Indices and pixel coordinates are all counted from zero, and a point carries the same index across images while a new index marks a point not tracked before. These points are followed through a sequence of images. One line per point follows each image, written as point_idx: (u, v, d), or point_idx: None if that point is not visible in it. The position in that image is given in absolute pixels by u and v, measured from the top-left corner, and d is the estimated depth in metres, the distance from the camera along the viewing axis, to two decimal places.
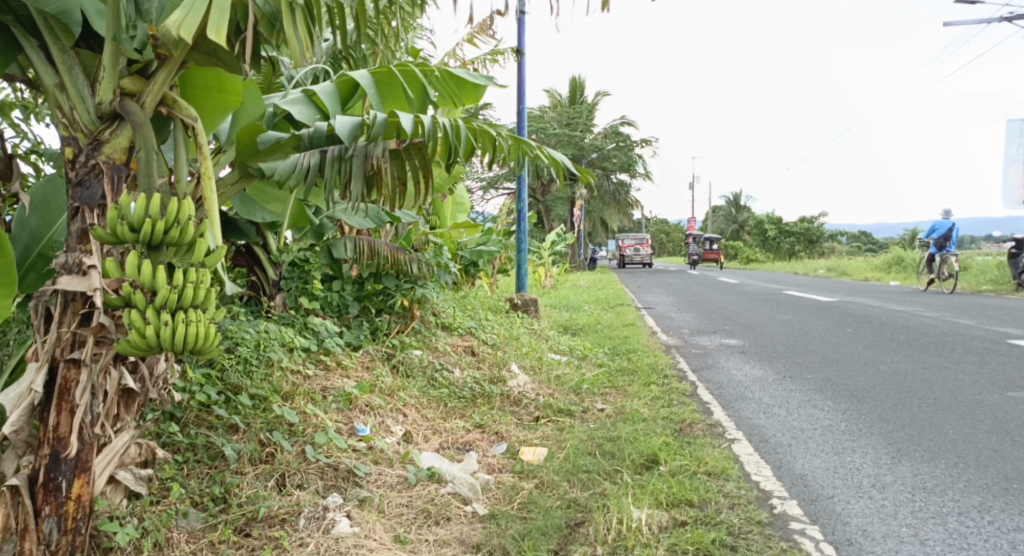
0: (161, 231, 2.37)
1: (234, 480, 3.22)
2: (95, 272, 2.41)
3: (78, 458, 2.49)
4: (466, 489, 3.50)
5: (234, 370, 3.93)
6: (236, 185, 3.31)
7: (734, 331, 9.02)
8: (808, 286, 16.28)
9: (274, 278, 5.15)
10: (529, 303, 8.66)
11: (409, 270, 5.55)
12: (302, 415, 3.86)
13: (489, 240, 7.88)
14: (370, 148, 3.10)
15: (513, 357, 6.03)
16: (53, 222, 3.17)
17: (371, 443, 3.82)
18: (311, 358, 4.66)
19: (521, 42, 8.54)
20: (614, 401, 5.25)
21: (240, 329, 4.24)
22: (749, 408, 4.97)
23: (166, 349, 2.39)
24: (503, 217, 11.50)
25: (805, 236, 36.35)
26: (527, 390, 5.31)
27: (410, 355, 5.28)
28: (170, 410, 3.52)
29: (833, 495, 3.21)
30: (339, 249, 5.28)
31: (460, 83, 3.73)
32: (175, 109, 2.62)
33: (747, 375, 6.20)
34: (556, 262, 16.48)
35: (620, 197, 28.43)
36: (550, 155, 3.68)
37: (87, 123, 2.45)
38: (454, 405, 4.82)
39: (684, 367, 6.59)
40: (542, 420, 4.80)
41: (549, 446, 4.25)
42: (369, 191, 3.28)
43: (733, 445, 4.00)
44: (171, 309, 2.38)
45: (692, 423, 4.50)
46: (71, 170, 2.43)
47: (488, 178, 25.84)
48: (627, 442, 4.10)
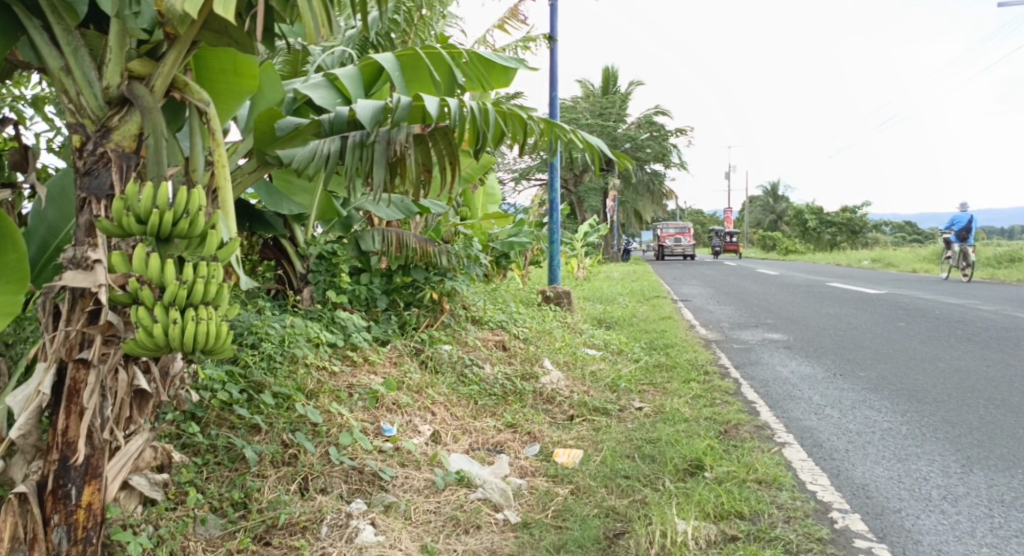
0: (169, 222, 2.21)
1: (254, 484, 3.08)
2: (101, 267, 2.25)
3: (88, 463, 2.36)
4: (497, 494, 3.32)
5: (257, 368, 3.80)
6: (254, 174, 3.22)
7: (775, 325, 8.68)
8: (851, 277, 15.75)
9: (301, 271, 5.06)
10: (562, 295, 8.46)
11: (439, 262, 5.41)
12: (326, 414, 3.71)
13: (521, 231, 7.64)
14: (393, 133, 2.89)
15: (546, 352, 5.83)
16: (71, 215, 3.02)
17: (398, 444, 3.67)
18: (337, 354, 4.51)
19: (554, 28, 8.30)
20: (652, 399, 5.02)
21: (265, 324, 4.13)
22: (798, 408, 4.70)
23: (176, 349, 2.24)
24: (536, 208, 11.28)
25: (846, 225, 35.45)
26: (561, 387, 5.11)
27: (439, 351, 5.11)
28: (189, 410, 3.42)
29: (899, 509, 2.96)
30: (367, 242, 5.06)
31: (489, 64, 3.52)
32: (187, 93, 2.45)
33: (793, 372, 5.91)
34: (590, 253, 16.20)
35: (654, 187, 27.97)
36: (584, 139, 3.46)
37: (94, 109, 2.29)
38: (484, 402, 4.63)
39: (726, 364, 6.32)
40: (577, 419, 4.60)
41: (584, 448, 4.05)
42: (393, 179, 3.07)
43: (784, 449, 3.76)
44: (180, 306, 2.23)
45: (737, 425, 4.26)
46: (79, 159, 2.27)
47: (520, 169, 25.60)
48: (668, 445, 3.88)
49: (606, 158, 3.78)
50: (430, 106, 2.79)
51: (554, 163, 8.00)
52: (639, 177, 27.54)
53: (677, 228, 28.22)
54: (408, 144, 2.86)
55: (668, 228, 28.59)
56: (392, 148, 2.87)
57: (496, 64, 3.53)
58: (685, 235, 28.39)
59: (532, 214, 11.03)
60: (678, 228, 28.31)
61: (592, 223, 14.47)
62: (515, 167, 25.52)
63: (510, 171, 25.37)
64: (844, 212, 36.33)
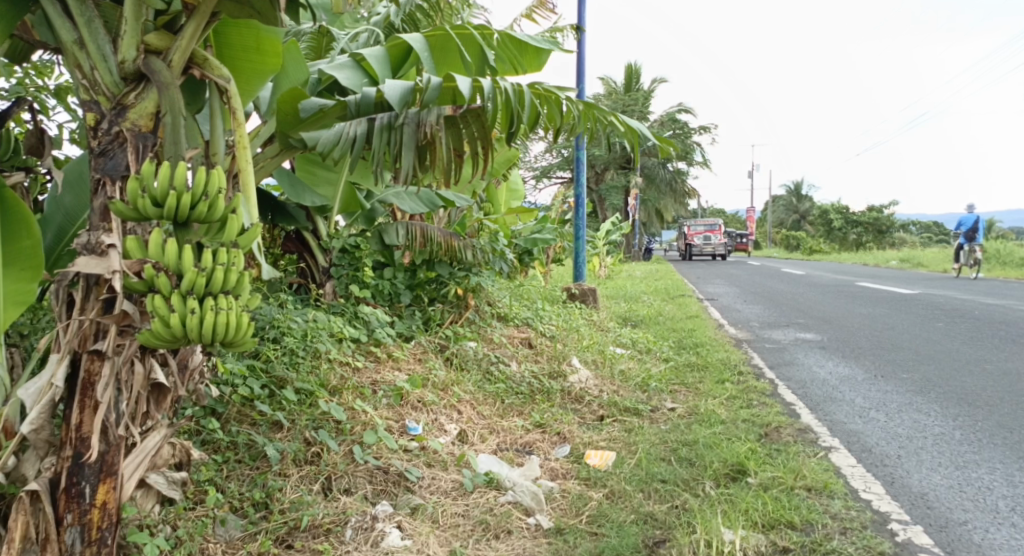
0: (188, 205, 2.07)
1: (276, 484, 2.94)
2: (115, 252, 2.09)
3: (102, 461, 2.22)
4: (528, 498, 3.15)
5: (279, 362, 3.67)
6: (277, 158, 3.12)
7: (808, 325, 8.45)
8: (880, 277, 15.35)
9: (324, 265, 4.91)
10: (588, 293, 8.28)
11: (464, 257, 5.23)
12: (350, 412, 3.58)
13: (544, 228, 7.44)
14: (423, 115, 2.73)
15: (574, 350, 5.66)
16: (87, 204, 2.86)
17: (424, 443, 3.52)
18: (360, 350, 4.36)
19: (582, 20, 8.10)
20: (685, 400, 4.83)
21: (288, 318, 4.00)
22: (841, 411, 4.49)
23: (195, 341, 2.09)
24: (559, 204, 11.08)
25: (873, 224, 34.89)
26: (590, 386, 4.94)
27: (465, 347, 4.96)
28: (209, 405, 3.29)
29: (965, 522, 2.79)
30: (390, 236, 4.92)
31: (522, 47, 3.38)
32: (205, 68, 2.32)
33: (831, 373, 5.69)
34: (612, 252, 15.96)
35: (677, 185, 27.64)
36: (625, 123, 3.29)
37: (110, 85, 2.17)
38: (512, 401, 4.47)
39: (759, 364, 6.10)
40: (608, 419, 4.42)
41: (617, 450, 3.87)
42: (423, 164, 2.92)
43: (831, 454, 3.56)
44: (199, 295, 2.09)
45: (778, 428, 4.06)
46: (93, 139, 2.14)
47: (541, 167, 25.40)
48: (707, 448, 3.70)
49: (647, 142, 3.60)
50: (461, 85, 2.64)
51: (580, 142, 7.79)
52: (663, 175, 27.24)
53: (706, 225, 27.51)
54: (439, 127, 2.71)
55: (696, 224, 27.94)
56: (422, 131, 2.72)
57: (528, 46, 3.39)
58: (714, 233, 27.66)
59: (555, 211, 10.84)
60: (710, 224, 27.46)
61: (615, 220, 14.23)
62: (537, 165, 25.32)
63: (532, 169, 25.17)
64: (871, 212, 35.70)
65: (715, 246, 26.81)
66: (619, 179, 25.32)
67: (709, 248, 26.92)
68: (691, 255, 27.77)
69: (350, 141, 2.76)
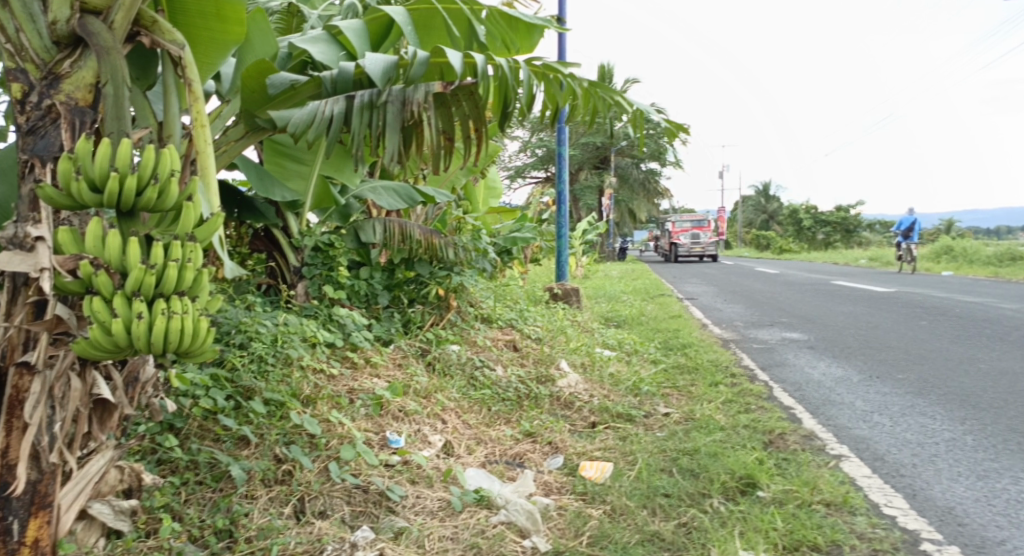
0: (133, 190, 1.74)
1: (242, 509, 2.62)
2: (44, 246, 1.72)
3: (33, 492, 1.91)
4: (523, 517, 2.86)
5: (246, 371, 3.34)
6: (242, 142, 2.77)
7: (792, 324, 8.29)
8: (855, 276, 15.33)
9: (295, 264, 4.55)
10: (571, 293, 8.03)
11: (445, 255, 4.90)
12: (325, 425, 3.26)
13: (524, 226, 7.05)
14: (409, 92, 2.49)
15: (561, 353, 5.39)
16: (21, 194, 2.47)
17: (407, 458, 3.22)
18: (336, 355, 4.05)
19: (562, 11, 7.82)
20: (679, 404, 4.58)
21: (256, 322, 3.68)
22: (843, 415, 4.27)
23: (142, 352, 1.76)
24: (537, 203, 10.79)
25: (841, 224, 35.18)
26: (579, 391, 4.67)
27: (447, 351, 4.66)
28: (167, 420, 2.95)
29: (1003, 541, 2.56)
30: (366, 232, 4.64)
31: (513, 23, 3.18)
32: (154, 31, 2.01)
33: (825, 374, 5.48)
34: (588, 251, 15.77)
35: (650, 184, 27.55)
36: (626, 102, 3.22)
37: (39, 51, 1.84)
38: (499, 408, 4.19)
39: (751, 366, 5.86)
40: (600, 426, 4.16)
41: (614, 461, 3.60)
42: (409, 148, 2.69)
43: (843, 464, 3.32)
44: (147, 297, 1.76)
45: (783, 435, 3.82)
46: (20, 114, 1.83)
47: (515, 166, 25.12)
48: (712, 459, 3.44)
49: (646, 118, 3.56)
50: (452, 60, 2.40)
51: (563, 134, 7.53)
52: (636, 175, 27.11)
53: (693, 220, 24.98)
54: (427, 105, 2.47)
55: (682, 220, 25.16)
56: (408, 110, 2.47)
57: (520, 23, 3.20)
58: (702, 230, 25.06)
59: (533, 210, 10.57)
60: (696, 220, 24.87)
61: (592, 220, 14.03)
62: (511, 164, 25.01)
63: (506, 168, 24.84)
64: (841, 211, 35.97)
65: (705, 246, 24.17)
66: (593, 179, 25.10)
67: (699, 249, 24.09)
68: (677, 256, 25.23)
69: (328, 120, 2.46)
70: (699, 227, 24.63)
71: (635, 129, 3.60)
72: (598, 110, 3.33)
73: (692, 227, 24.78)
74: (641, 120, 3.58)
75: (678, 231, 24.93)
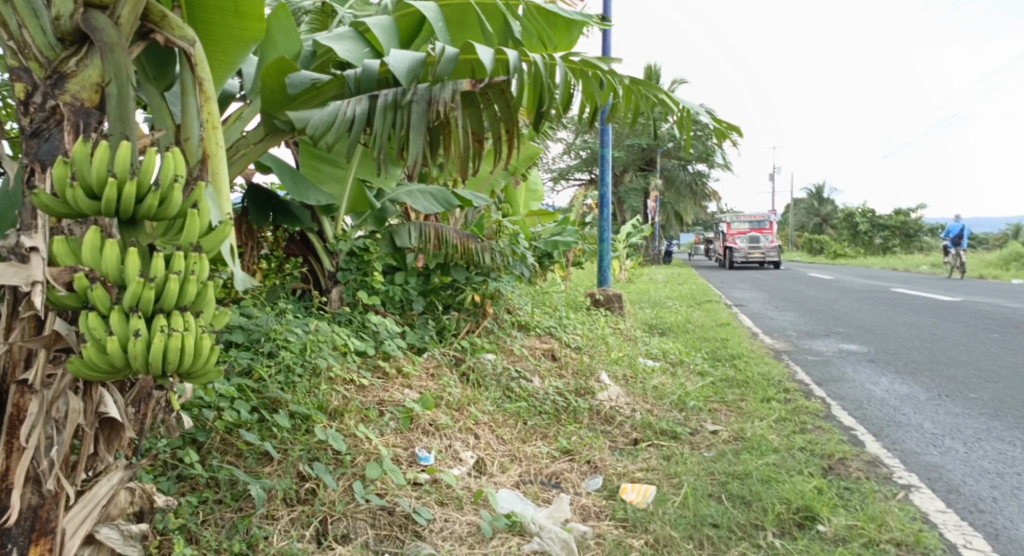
0: (132, 197, 1.61)
1: (261, 532, 2.48)
2: (39, 257, 1.60)
3: (33, 517, 1.80)
4: (557, 546, 2.65)
5: (273, 382, 3.20)
6: (260, 147, 2.62)
7: (849, 335, 7.88)
8: (916, 284, 14.63)
9: (330, 270, 4.47)
10: (613, 299, 7.77)
11: (482, 261, 4.75)
12: (351, 439, 3.12)
13: (565, 230, 6.83)
14: (435, 91, 2.33)
15: (602, 363, 5.16)
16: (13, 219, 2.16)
17: (436, 476, 3.06)
18: (367, 365, 3.91)
19: (607, 9, 7.60)
20: (728, 421, 4.33)
21: (286, 329, 3.56)
22: (910, 440, 4.01)
23: (140, 372, 1.63)
24: (580, 205, 10.54)
25: (900, 228, 33.79)
26: (621, 405, 4.45)
27: (482, 361, 4.50)
28: (190, 433, 2.85)
29: None
30: (401, 237, 4.49)
31: (551, 19, 3.03)
32: (164, 27, 1.88)
33: (888, 392, 5.14)
34: (632, 255, 15.45)
35: (698, 187, 27.04)
36: (671, 100, 3.02)
37: (43, 48, 1.73)
38: (535, 423, 4.01)
39: (806, 380, 5.55)
40: (643, 444, 3.93)
41: (657, 484, 3.37)
42: (436, 150, 2.54)
43: (913, 496, 3.14)
44: (146, 313, 1.63)
45: (844, 461, 3.61)
46: (23, 116, 1.71)
47: (559, 168, 24.86)
48: (764, 486, 3.22)
49: (691, 118, 3.35)
50: (484, 57, 2.23)
51: (606, 135, 7.30)
52: (683, 177, 26.53)
53: (753, 220, 21.81)
54: (453, 105, 2.32)
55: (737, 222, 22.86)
56: (433, 110, 2.33)
57: (558, 18, 3.05)
58: (761, 231, 21.59)
59: (575, 213, 10.35)
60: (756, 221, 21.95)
61: (636, 223, 13.72)
62: (555, 166, 24.78)
63: (549, 170, 24.63)
64: (899, 215, 34.57)
65: (765, 251, 20.95)
66: (638, 182, 24.63)
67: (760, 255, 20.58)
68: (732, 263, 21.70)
69: (348, 121, 2.35)
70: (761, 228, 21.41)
71: (683, 130, 3.37)
72: (641, 110, 3.15)
73: (750, 229, 21.83)
74: (689, 120, 3.35)
75: (735, 234, 21.52)
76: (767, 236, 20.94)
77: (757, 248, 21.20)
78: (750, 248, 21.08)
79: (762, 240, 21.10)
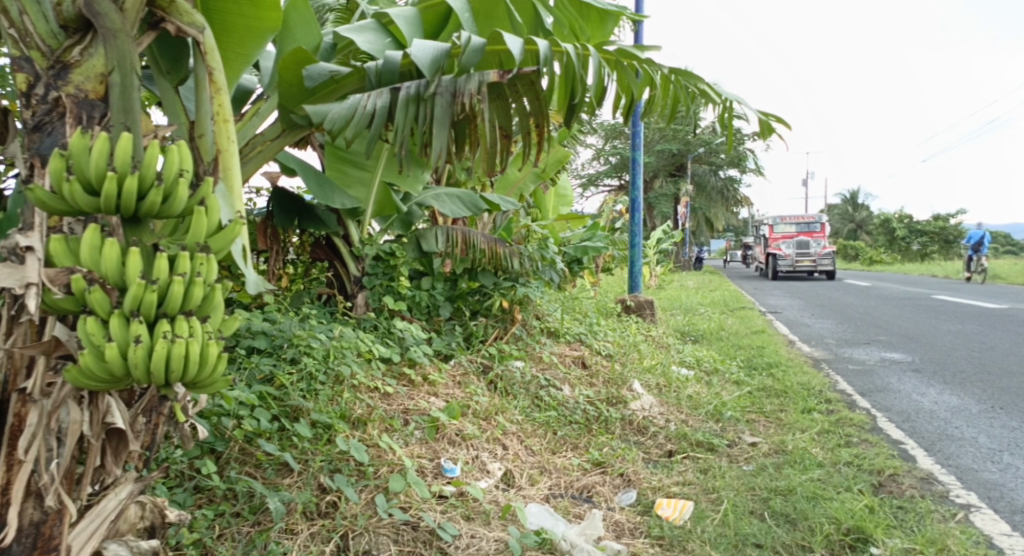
0: (133, 193, 1.51)
1: (279, 548, 2.36)
2: (34, 258, 1.50)
3: (35, 531, 1.70)
4: None
5: (295, 390, 3.09)
6: (277, 141, 2.64)
7: (892, 343, 7.59)
8: (958, 291, 14.15)
9: (355, 274, 4.32)
10: (644, 306, 7.57)
11: (510, 265, 4.63)
12: (374, 450, 3.00)
13: (594, 235, 6.67)
14: (460, 82, 2.22)
15: (634, 372, 4.98)
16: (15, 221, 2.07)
17: (462, 489, 2.92)
18: (392, 372, 3.78)
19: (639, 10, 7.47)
20: (767, 433, 4.12)
21: (309, 335, 3.44)
22: (965, 454, 3.80)
23: (139, 381, 1.52)
24: (611, 210, 10.33)
25: (939, 234, 32.77)
26: (654, 415, 4.27)
27: (510, 368, 4.35)
28: (207, 443, 2.74)
29: None
30: (428, 241, 4.35)
31: (584, 8, 2.90)
32: (173, 15, 1.79)
33: (937, 403, 4.88)
34: (661, 262, 15.17)
35: (729, 193, 26.58)
36: (712, 89, 2.85)
37: (46, 37, 1.63)
38: (565, 433, 3.85)
39: (848, 390, 5.31)
40: (677, 456, 3.75)
41: (694, 499, 3.20)
42: (462, 145, 2.43)
43: (974, 517, 2.95)
44: (147, 318, 1.53)
45: (895, 477, 3.41)
46: (25, 108, 1.62)
47: (588, 174, 24.61)
48: (810, 503, 3.05)
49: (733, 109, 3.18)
50: (512, 47, 2.10)
51: (637, 137, 7.14)
52: (714, 182, 26.13)
53: (801, 223, 19.42)
54: (479, 97, 2.19)
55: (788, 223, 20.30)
56: (458, 102, 2.21)
57: (591, 9, 2.93)
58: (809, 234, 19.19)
59: (604, 218, 10.15)
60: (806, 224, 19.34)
61: (666, 229, 13.43)
62: (583, 172, 24.56)
63: (578, 177, 24.44)
64: (939, 220, 33.60)
65: (817, 257, 18.03)
66: (669, 187, 24.30)
67: (809, 262, 18.15)
68: (777, 273, 18.95)
69: (368, 116, 2.31)
70: (810, 233, 19.02)
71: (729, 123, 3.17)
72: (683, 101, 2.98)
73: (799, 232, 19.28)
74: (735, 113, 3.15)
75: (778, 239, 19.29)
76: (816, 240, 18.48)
77: (807, 255, 18.27)
78: (798, 256, 18.37)
79: (812, 245, 18.21)
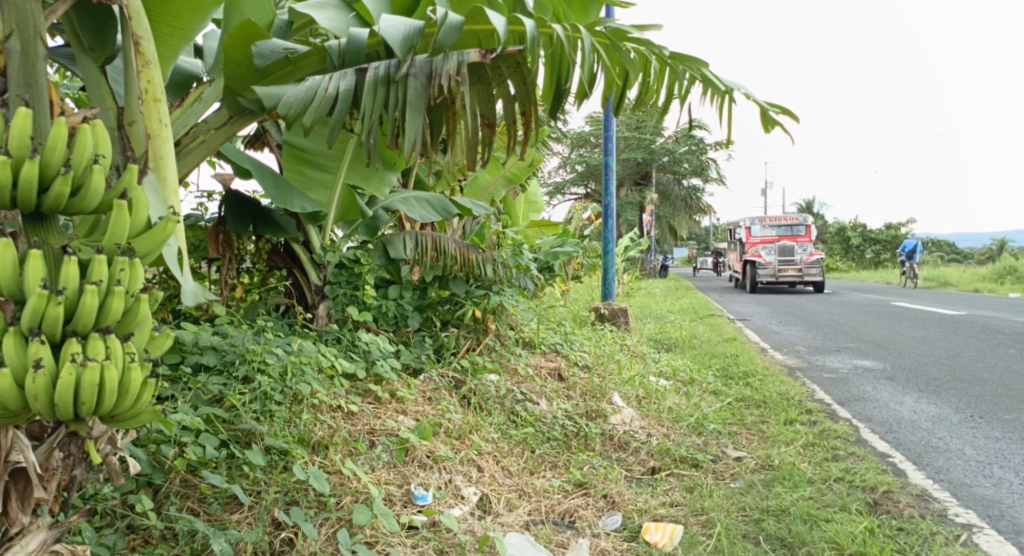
0: (33, 179, 1.36)
1: None
2: None
3: None
4: None
5: (247, 411, 2.80)
6: (224, 130, 2.35)
7: (863, 350, 7.52)
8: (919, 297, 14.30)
9: (316, 282, 4.01)
10: (619, 314, 7.36)
11: (482, 272, 4.38)
12: (336, 478, 2.71)
13: (566, 242, 6.46)
14: (437, 61, 2.01)
15: (612, 384, 4.74)
16: None
17: (434, 518, 2.65)
18: (356, 389, 3.50)
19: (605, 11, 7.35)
20: (752, 447, 3.92)
21: (264, 350, 3.12)
22: (956, 467, 3.65)
23: (43, 413, 1.35)
24: (581, 217, 10.13)
25: (894, 242, 33.42)
26: (635, 430, 4.05)
27: (484, 382, 4.09)
28: (144, 475, 2.43)
29: None
30: (396, 247, 4.10)
31: None
32: None
33: (917, 413, 4.76)
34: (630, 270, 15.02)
35: (694, 200, 26.68)
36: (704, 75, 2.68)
37: None
38: (544, 451, 3.60)
39: (828, 400, 5.16)
40: (661, 474, 3.53)
41: (683, 522, 2.97)
42: (436, 133, 2.22)
43: (978, 538, 2.77)
44: (51, 337, 1.37)
45: (889, 494, 3.23)
46: None
47: (554, 182, 24.45)
48: (806, 526, 2.85)
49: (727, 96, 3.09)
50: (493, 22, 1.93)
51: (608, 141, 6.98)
52: (679, 190, 26.18)
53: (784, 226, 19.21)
54: (460, 78, 1.98)
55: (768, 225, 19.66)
56: (436, 84, 2.00)
57: None
58: (792, 237, 19.08)
59: (572, 224, 9.96)
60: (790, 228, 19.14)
61: (635, 237, 13.28)
62: (549, 180, 24.39)
63: (544, 185, 24.26)
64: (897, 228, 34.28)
65: (803, 266, 17.86)
66: (635, 195, 24.25)
67: (794, 272, 17.83)
68: (755, 284, 18.40)
69: (330, 99, 2.06)
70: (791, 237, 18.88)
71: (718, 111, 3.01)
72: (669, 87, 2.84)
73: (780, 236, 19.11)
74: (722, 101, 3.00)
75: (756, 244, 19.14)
76: (800, 249, 18.19)
77: (791, 263, 17.92)
78: (782, 265, 17.93)
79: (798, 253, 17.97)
